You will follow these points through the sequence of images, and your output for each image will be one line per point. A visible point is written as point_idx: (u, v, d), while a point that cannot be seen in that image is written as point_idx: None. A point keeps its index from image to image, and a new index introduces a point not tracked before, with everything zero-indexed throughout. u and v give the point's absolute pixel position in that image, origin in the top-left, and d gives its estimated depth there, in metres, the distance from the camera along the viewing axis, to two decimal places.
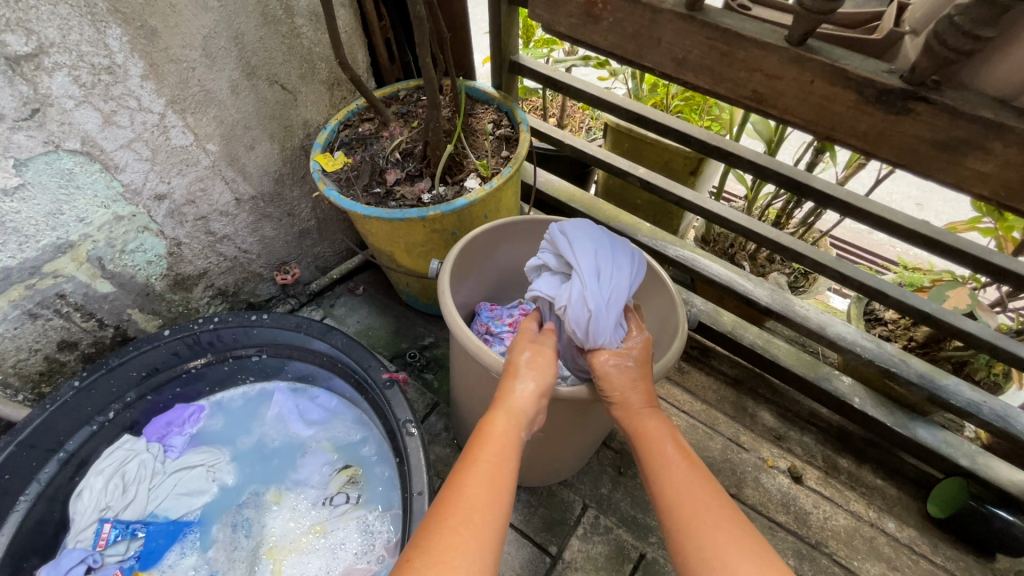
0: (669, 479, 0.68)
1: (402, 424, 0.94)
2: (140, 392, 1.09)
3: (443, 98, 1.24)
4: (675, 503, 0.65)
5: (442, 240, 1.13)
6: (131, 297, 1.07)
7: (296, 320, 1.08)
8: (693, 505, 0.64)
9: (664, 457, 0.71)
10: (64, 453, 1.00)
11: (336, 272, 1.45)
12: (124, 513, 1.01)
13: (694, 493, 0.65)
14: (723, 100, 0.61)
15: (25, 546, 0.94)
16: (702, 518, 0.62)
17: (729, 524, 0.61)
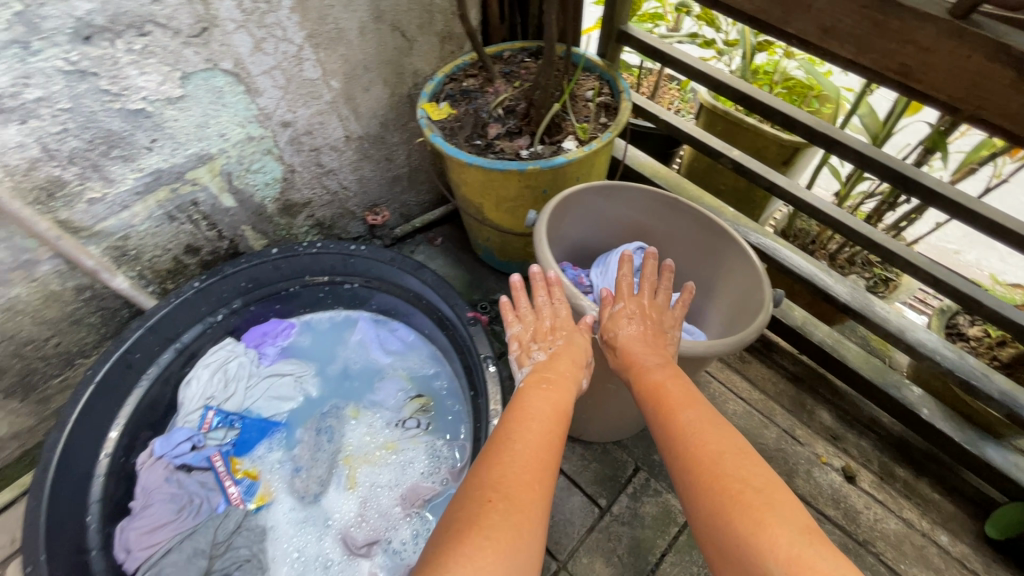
0: (671, 424, 0.71)
1: (483, 360, 1.00)
2: (245, 301, 1.19)
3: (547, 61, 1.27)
4: (689, 444, 0.67)
5: (533, 197, 1.17)
6: (247, 215, 1.17)
7: (391, 254, 1.15)
8: (687, 452, 0.67)
9: (675, 407, 0.73)
10: (180, 344, 1.13)
11: (419, 221, 1.53)
12: (225, 404, 1.13)
13: (688, 440, 0.68)
14: (867, 70, 0.74)
15: (142, 419, 1.07)
16: (692, 460, 0.65)
17: (716, 469, 0.63)
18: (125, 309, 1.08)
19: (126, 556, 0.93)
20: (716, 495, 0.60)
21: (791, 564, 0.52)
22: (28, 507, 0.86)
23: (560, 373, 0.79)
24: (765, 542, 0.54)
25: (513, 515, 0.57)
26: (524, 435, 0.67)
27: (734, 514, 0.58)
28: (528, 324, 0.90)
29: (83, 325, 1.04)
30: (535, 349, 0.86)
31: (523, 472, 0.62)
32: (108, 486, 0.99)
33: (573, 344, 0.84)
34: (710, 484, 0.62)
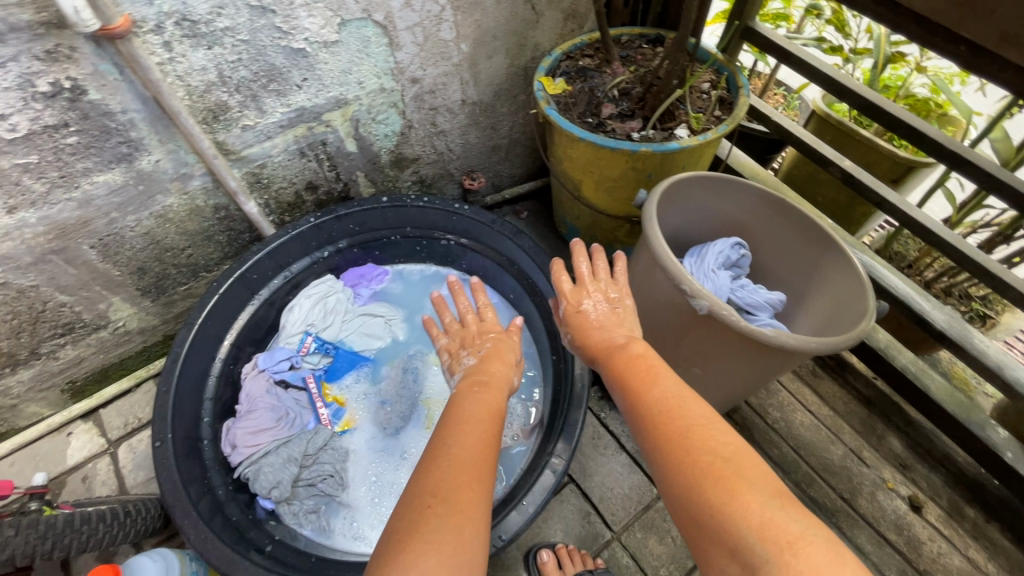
0: (637, 400, 0.72)
1: None
2: (350, 243, 1.27)
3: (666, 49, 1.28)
4: (654, 420, 0.68)
5: (637, 180, 1.19)
6: (364, 162, 1.25)
7: (492, 217, 1.20)
8: (653, 428, 0.67)
9: (636, 385, 0.73)
10: (289, 273, 1.21)
11: (509, 193, 1.59)
12: (323, 333, 1.22)
13: (655, 416, 0.68)
14: None
15: (249, 334, 1.18)
16: (657, 434, 0.66)
17: (684, 442, 0.63)
18: (247, 233, 1.18)
19: (231, 451, 1.03)
20: (684, 472, 0.60)
21: (764, 530, 0.52)
22: (159, 391, 0.97)
23: (489, 372, 0.86)
24: (736, 512, 0.54)
25: (451, 516, 0.59)
26: (462, 439, 0.69)
27: (705, 488, 0.58)
28: (456, 335, 0.97)
29: (212, 241, 1.14)
30: (467, 354, 0.92)
31: (464, 472, 0.64)
32: (218, 387, 1.09)
33: (498, 345, 0.92)
34: (680, 459, 0.62)
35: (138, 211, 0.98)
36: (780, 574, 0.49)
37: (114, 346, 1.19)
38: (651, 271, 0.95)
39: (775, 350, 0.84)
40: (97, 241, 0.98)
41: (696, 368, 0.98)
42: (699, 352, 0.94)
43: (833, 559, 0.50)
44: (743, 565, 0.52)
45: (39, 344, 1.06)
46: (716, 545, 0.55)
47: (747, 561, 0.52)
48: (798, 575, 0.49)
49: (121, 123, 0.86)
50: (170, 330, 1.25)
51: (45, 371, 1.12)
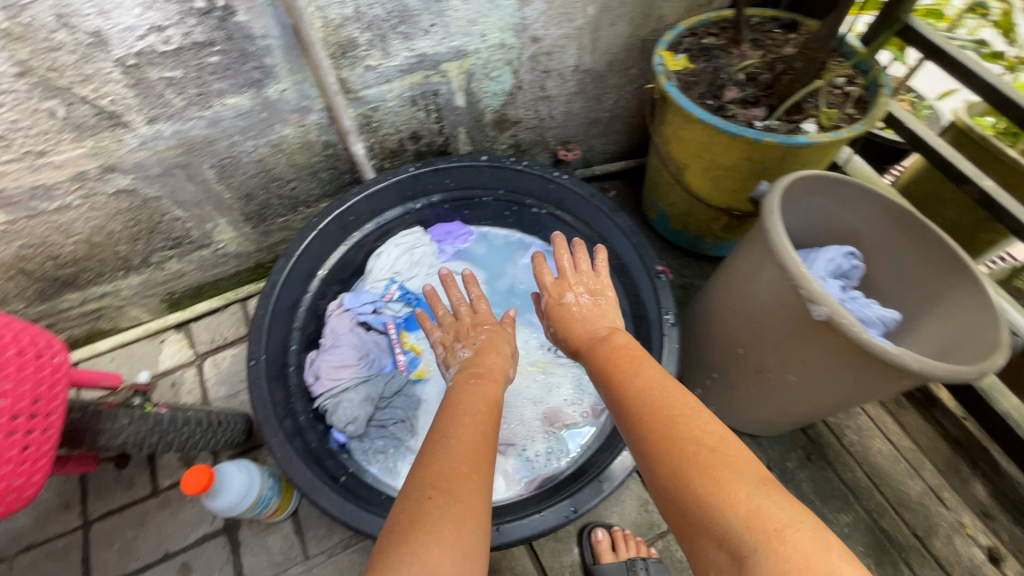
0: (625, 392, 0.71)
1: (664, 315, 1.00)
2: (442, 198, 1.26)
3: (802, 36, 1.19)
4: (638, 412, 0.67)
5: (750, 172, 1.13)
6: (468, 119, 1.23)
7: (592, 190, 1.14)
8: (638, 419, 0.66)
9: (623, 379, 0.73)
10: (382, 220, 1.22)
11: (600, 169, 1.56)
12: (407, 283, 1.24)
13: (640, 409, 0.67)
14: None
15: (337, 273, 1.20)
16: (643, 426, 0.65)
17: (670, 431, 0.62)
18: (347, 174, 1.20)
19: (314, 381, 1.07)
20: (669, 462, 0.59)
21: (752, 518, 0.50)
22: (257, 314, 1.00)
23: (482, 363, 0.89)
24: (724, 500, 0.53)
25: (448, 505, 0.61)
26: (459, 433, 0.72)
27: (692, 478, 0.56)
28: (451, 328, 1.01)
29: (316, 178, 1.16)
30: (461, 347, 0.96)
31: (461, 464, 0.67)
32: (305, 319, 1.13)
33: (493, 338, 0.96)
34: (667, 449, 0.60)
35: (257, 138, 1.01)
36: (769, 563, 0.47)
37: (212, 266, 1.24)
38: (760, 265, 0.91)
39: (895, 370, 0.79)
40: (216, 162, 1.01)
41: (791, 375, 0.93)
42: (800, 360, 0.89)
43: (824, 550, 0.48)
44: (733, 554, 0.50)
45: (150, 254, 1.13)
46: (705, 534, 0.53)
47: (736, 550, 0.50)
48: (786, 562, 0.46)
49: (259, 49, 0.87)
50: (263, 259, 1.30)
51: (151, 280, 1.19)
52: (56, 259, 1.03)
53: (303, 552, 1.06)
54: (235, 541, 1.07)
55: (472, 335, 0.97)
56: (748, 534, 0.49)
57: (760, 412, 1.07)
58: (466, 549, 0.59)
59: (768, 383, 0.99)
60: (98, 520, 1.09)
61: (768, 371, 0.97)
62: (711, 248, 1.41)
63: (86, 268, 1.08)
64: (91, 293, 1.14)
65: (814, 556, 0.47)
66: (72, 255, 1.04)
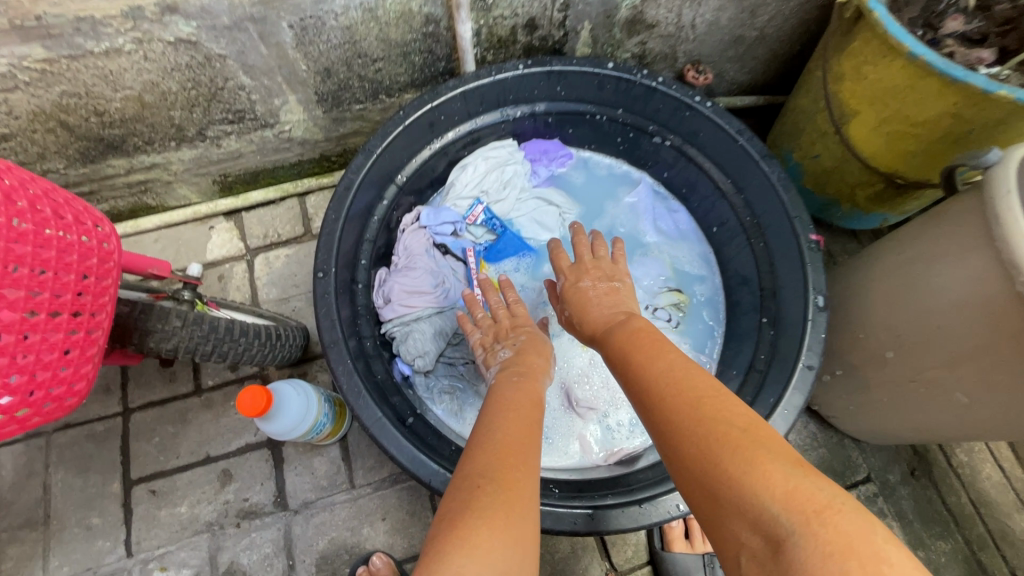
0: (641, 374, 0.63)
1: (813, 294, 0.82)
2: (547, 109, 1.05)
3: None
4: (658, 398, 0.59)
5: (946, 132, 0.89)
6: (597, 12, 0.99)
7: (740, 125, 0.92)
8: (658, 404, 0.58)
9: (637, 361, 0.64)
10: (474, 124, 1.03)
11: (724, 101, 1.29)
12: (493, 205, 1.07)
13: (658, 386, 0.59)
14: None
15: (414, 181, 1.03)
16: (663, 410, 0.57)
17: (696, 413, 0.54)
18: (443, 62, 0.98)
19: (383, 304, 0.94)
20: (692, 446, 0.52)
21: (788, 499, 0.43)
22: (328, 218, 0.85)
23: (525, 364, 0.74)
24: (756, 480, 0.46)
25: (496, 493, 0.52)
26: (502, 425, 0.62)
27: (719, 458, 0.49)
28: (489, 326, 0.84)
29: (406, 61, 0.96)
30: (501, 347, 0.80)
31: (503, 447, 0.58)
32: (378, 230, 0.97)
33: (534, 339, 0.80)
34: (691, 431, 0.53)
35: None
36: (812, 552, 0.40)
37: (273, 151, 1.08)
38: (946, 260, 0.74)
39: None
40: (297, 21, 0.81)
41: (960, 395, 0.77)
42: (987, 380, 0.73)
43: (865, 525, 0.41)
44: (768, 537, 0.43)
45: (207, 126, 0.96)
46: (733, 516, 0.46)
47: (772, 533, 0.43)
48: (832, 549, 0.40)
49: None
50: (329, 151, 1.13)
51: (205, 157, 1.03)
52: (101, 116, 0.87)
53: (350, 480, 0.99)
54: (279, 456, 1.00)
55: (513, 335, 0.81)
56: (783, 513, 0.42)
57: (888, 423, 0.92)
58: (521, 548, 0.49)
59: (921, 397, 0.83)
60: (138, 410, 1.02)
61: (927, 385, 0.81)
62: (843, 217, 1.20)
63: (134, 132, 0.92)
64: (138, 162, 0.99)
65: (859, 537, 0.40)
66: (119, 114, 0.88)
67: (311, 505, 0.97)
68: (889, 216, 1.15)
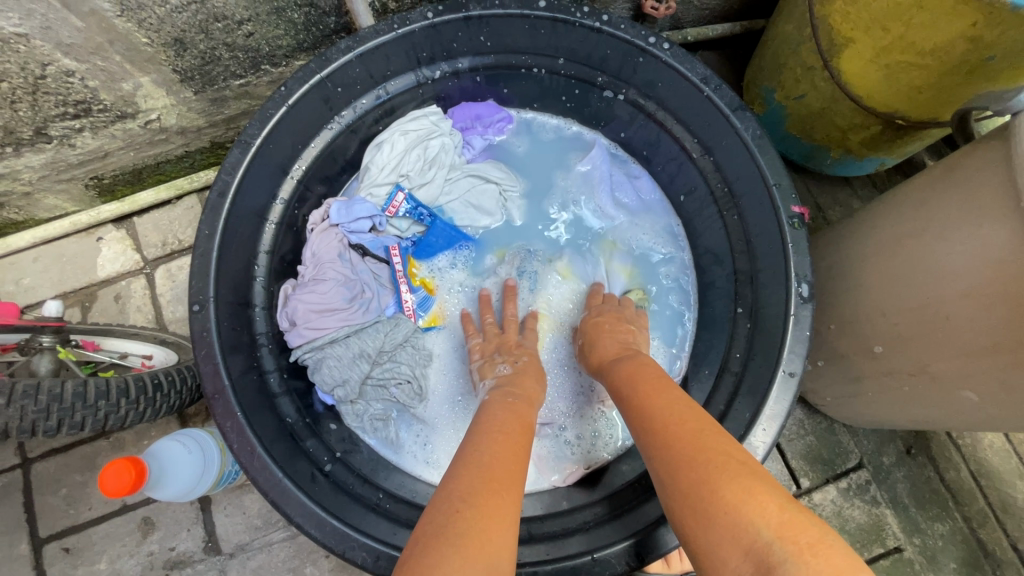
0: (639, 401, 0.55)
1: (795, 281, 0.68)
2: (473, 65, 0.85)
3: None
4: (656, 424, 0.51)
5: (959, 62, 0.72)
6: None
7: (705, 72, 0.74)
8: (655, 431, 0.50)
9: (640, 390, 0.57)
10: (383, 92, 0.83)
11: (692, 33, 1.08)
12: (417, 191, 0.90)
13: (652, 409, 0.53)
14: None
15: (318, 171, 0.85)
16: (660, 436, 0.49)
17: (697, 440, 0.47)
18: (331, 16, 0.78)
19: (290, 327, 0.79)
20: (686, 466, 0.45)
21: (786, 531, 0.38)
22: (200, 234, 0.69)
23: (521, 387, 0.65)
24: (753, 509, 0.39)
25: (481, 507, 0.42)
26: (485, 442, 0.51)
27: (716, 483, 0.42)
28: (493, 336, 0.79)
29: (283, 20, 0.76)
30: (500, 361, 0.73)
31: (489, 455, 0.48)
32: (278, 237, 0.81)
33: (537, 361, 0.73)
34: (688, 454, 0.46)
35: None
36: None
37: (147, 145, 0.89)
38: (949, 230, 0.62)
39: None
40: None
41: (968, 394, 0.66)
42: (998, 378, 0.61)
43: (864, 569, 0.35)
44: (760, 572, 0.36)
45: (45, 124, 0.77)
46: (722, 543, 0.39)
47: (766, 566, 0.36)
48: None
49: None
50: (220, 137, 0.94)
51: (60, 160, 0.85)
52: None
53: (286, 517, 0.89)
54: (204, 498, 0.89)
55: (516, 352, 0.74)
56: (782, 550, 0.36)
57: (880, 415, 0.81)
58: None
59: (918, 393, 0.71)
60: (39, 460, 0.89)
61: (929, 381, 0.69)
62: (832, 164, 1.02)
63: None
64: None
65: None
66: None
67: (246, 548, 0.88)
68: (885, 160, 0.99)
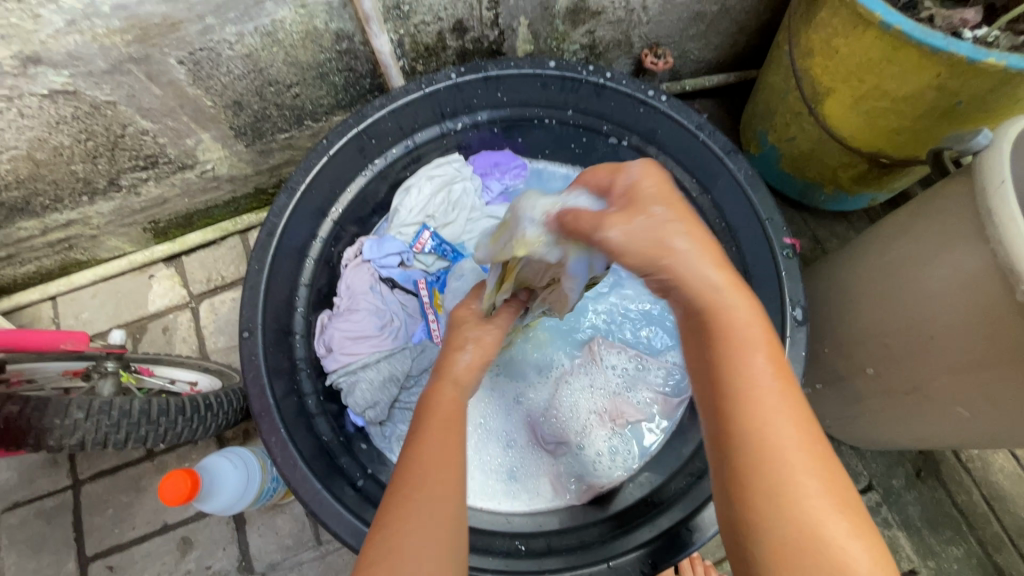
0: (738, 372, 0.42)
1: (788, 305, 0.74)
2: (491, 118, 0.95)
3: None
4: (755, 428, 0.40)
5: (930, 108, 0.79)
6: (532, 5, 0.88)
7: (699, 119, 0.83)
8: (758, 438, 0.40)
9: (735, 344, 0.43)
10: (411, 143, 0.93)
11: (691, 83, 1.18)
12: (442, 230, 0.99)
13: (739, 360, 0.42)
14: None
15: (352, 213, 0.94)
16: (759, 446, 0.40)
17: (807, 464, 0.40)
18: (368, 78, 0.89)
19: (325, 353, 0.88)
20: (759, 465, 0.40)
21: None
22: (251, 269, 0.77)
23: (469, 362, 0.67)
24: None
25: (421, 503, 0.48)
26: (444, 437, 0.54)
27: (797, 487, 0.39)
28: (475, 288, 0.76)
29: (325, 83, 0.87)
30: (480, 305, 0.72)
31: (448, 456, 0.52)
32: (316, 271, 0.90)
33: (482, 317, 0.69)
34: (797, 485, 0.39)
35: (241, 22, 0.71)
36: None
37: (201, 192, 1.00)
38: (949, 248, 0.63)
39: None
40: (186, 56, 0.73)
41: (960, 410, 0.70)
42: (984, 395, 0.66)
43: None
44: None
45: (117, 175, 0.88)
46: None
47: None
48: None
49: None
50: (263, 184, 1.04)
51: (125, 207, 0.96)
52: None
53: (316, 537, 0.93)
54: (240, 518, 0.94)
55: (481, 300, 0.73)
56: None
57: (881, 434, 0.85)
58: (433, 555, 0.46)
59: (911, 408, 0.76)
60: (88, 481, 0.96)
61: (924, 398, 0.73)
62: (826, 200, 1.10)
63: (38, 191, 0.85)
64: (51, 221, 0.92)
65: None
66: (12, 175, 0.80)
67: (278, 567, 0.92)
68: (877, 196, 1.06)
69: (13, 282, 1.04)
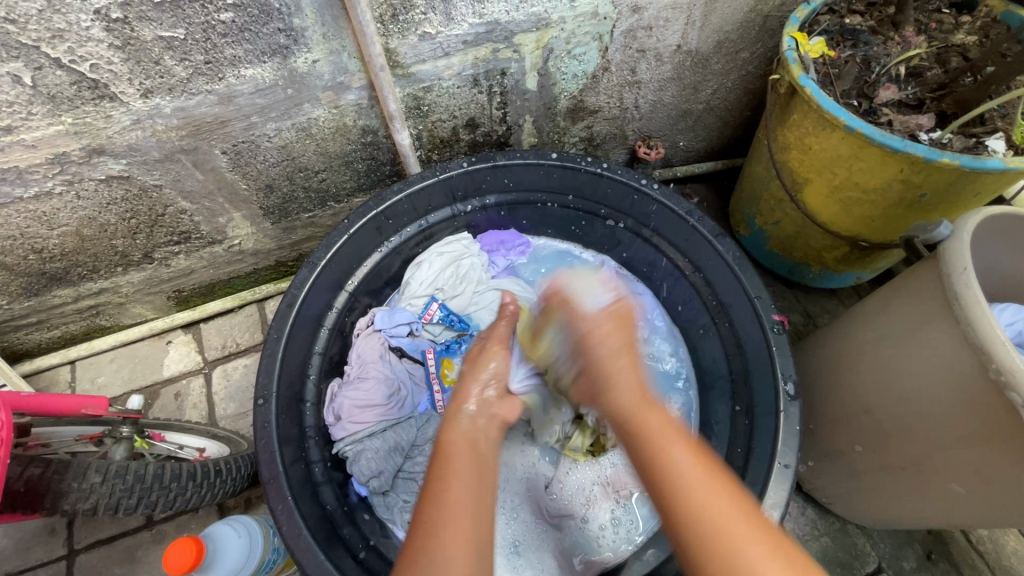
0: (659, 452, 0.51)
1: (781, 380, 0.78)
2: (498, 201, 1.04)
3: (964, 25, 0.94)
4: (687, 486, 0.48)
5: (898, 199, 0.87)
6: (537, 105, 1.00)
7: (688, 206, 0.91)
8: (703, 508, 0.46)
9: (661, 444, 0.52)
10: (424, 223, 1.01)
11: (681, 169, 1.29)
12: (450, 302, 1.05)
13: (644, 433, 0.54)
14: None
15: (366, 286, 1.00)
16: (692, 500, 0.47)
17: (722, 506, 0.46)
18: (388, 166, 0.98)
19: (334, 421, 0.90)
20: (687, 503, 0.47)
21: None
22: (270, 338, 0.82)
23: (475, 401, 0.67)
24: None
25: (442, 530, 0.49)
26: (464, 474, 0.54)
27: (712, 513, 0.46)
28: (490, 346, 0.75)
29: (350, 169, 0.96)
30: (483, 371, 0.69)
31: (463, 502, 0.51)
32: (329, 340, 0.94)
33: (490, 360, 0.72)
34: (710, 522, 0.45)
35: (281, 120, 0.81)
36: None
37: (226, 264, 1.06)
38: (930, 322, 0.67)
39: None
40: (230, 147, 0.82)
41: (954, 486, 0.71)
42: (974, 471, 0.67)
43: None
44: None
45: (152, 249, 0.96)
46: None
47: None
48: None
49: (286, 4, 0.66)
50: (284, 257, 1.11)
51: (155, 276, 1.02)
52: (40, 253, 0.88)
53: None
54: None
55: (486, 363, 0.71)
56: None
57: (881, 511, 0.85)
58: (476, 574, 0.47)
59: (906, 483, 0.77)
60: (84, 551, 0.94)
61: (920, 475, 0.75)
62: (814, 278, 1.15)
63: (78, 263, 0.92)
64: (85, 289, 0.99)
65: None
66: (58, 248, 0.88)
67: None
68: (862, 274, 1.12)
69: (37, 346, 1.08)
